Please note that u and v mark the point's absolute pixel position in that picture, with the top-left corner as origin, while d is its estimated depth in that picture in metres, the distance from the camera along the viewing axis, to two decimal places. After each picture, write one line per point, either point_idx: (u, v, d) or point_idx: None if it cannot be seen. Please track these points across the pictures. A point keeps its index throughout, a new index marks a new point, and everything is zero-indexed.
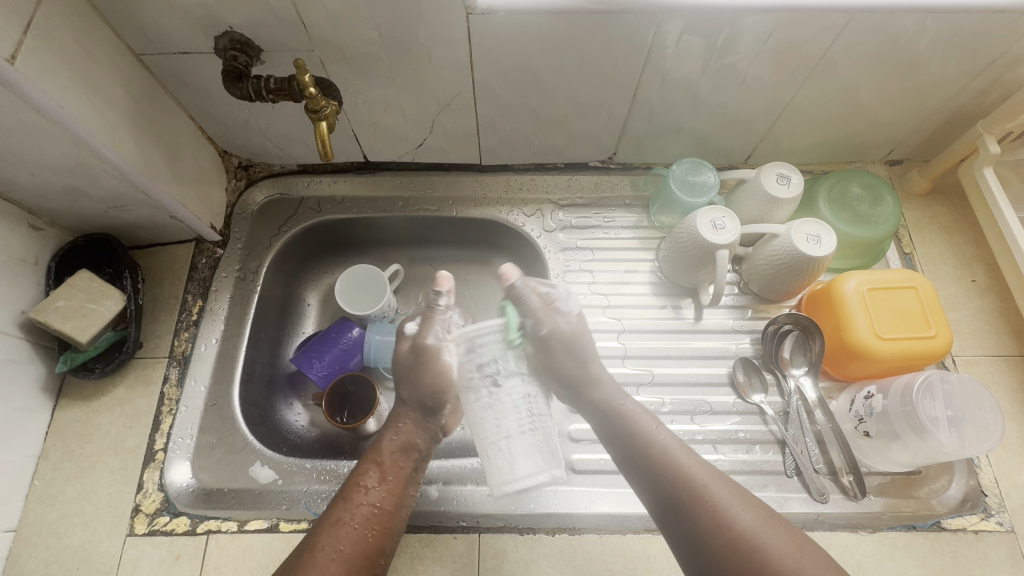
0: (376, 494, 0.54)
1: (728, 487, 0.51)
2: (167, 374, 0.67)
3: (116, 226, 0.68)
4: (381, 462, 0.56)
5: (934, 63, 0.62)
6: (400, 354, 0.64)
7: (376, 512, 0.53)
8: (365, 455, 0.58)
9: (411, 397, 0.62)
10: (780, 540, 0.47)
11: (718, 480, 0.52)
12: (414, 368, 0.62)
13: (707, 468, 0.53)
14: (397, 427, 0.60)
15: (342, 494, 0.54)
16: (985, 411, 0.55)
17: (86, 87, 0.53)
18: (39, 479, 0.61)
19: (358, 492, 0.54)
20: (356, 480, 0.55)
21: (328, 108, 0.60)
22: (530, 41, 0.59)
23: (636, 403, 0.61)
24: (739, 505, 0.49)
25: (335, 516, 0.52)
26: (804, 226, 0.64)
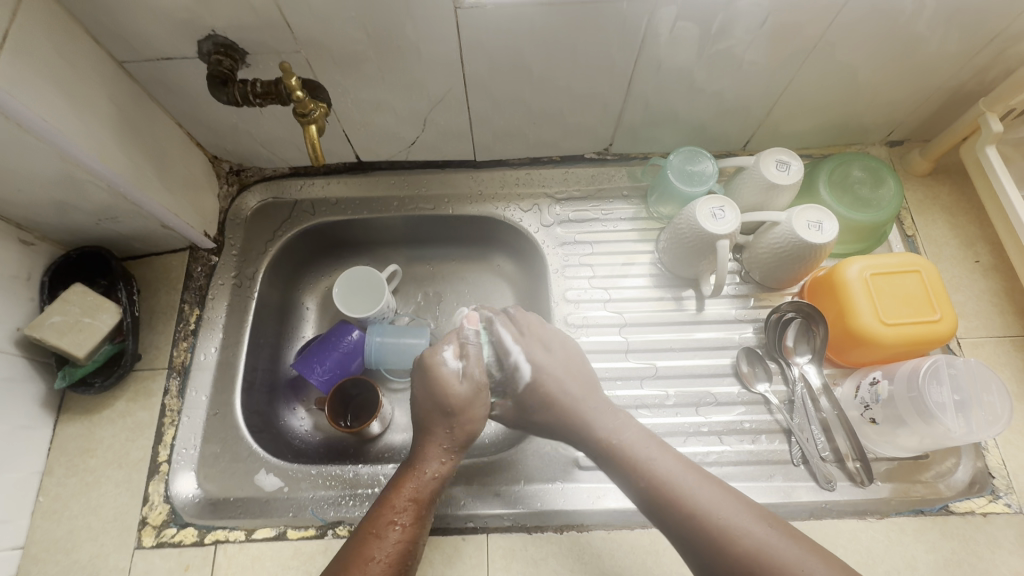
0: (410, 531, 0.53)
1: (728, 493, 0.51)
2: (167, 385, 0.67)
3: (108, 237, 0.67)
4: (418, 496, 0.55)
5: (934, 41, 0.61)
6: (451, 392, 0.59)
7: (407, 548, 0.52)
8: (400, 486, 0.55)
9: (461, 431, 0.59)
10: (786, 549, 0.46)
11: (723, 495, 0.50)
12: (466, 404, 0.59)
13: (675, 457, 0.54)
14: (438, 463, 0.57)
15: (372, 531, 0.52)
16: (993, 395, 0.55)
17: (69, 98, 0.52)
18: (44, 495, 0.61)
19: (391, 529, 0.52)
20: (389, 516, 0.53)
21: (316, 111, 0.58)
22: (520, 34, 0.58)
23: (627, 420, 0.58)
24: (749, 521, 0.48)
25: (367, 554, 0.51)
26: (805, 213, 0.63)
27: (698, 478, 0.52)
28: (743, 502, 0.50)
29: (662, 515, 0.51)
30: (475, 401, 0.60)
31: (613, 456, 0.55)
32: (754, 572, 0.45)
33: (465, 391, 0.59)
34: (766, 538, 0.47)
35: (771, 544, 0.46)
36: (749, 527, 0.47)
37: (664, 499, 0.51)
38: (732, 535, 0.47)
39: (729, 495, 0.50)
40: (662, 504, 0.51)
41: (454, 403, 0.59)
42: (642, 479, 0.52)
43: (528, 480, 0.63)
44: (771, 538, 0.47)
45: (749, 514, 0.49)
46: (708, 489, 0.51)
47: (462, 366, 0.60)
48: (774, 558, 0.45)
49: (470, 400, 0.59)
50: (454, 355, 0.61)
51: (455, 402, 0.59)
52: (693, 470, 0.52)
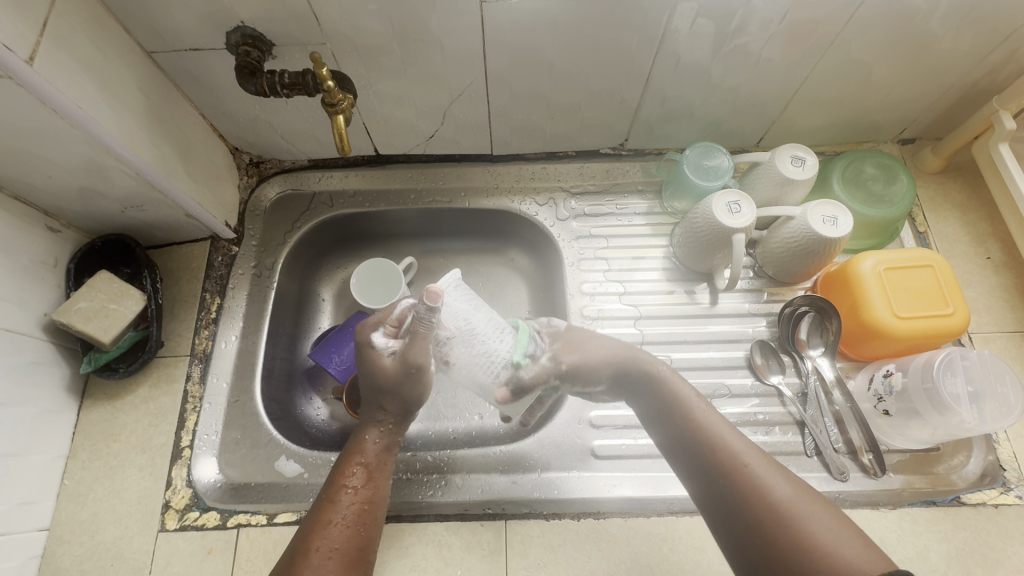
0: (363, 492, 0.54)
1: (765, 457, 0.50)
2: (189, 372, 0.68)
3: (132, 226, 0.68)
4: (366, 461, 0.56)
5: (949, 39, 0.62)
6: (381, 368, 0.58)
7: (365, 509, 0.53)
8: (347, 454, 0.57)
9: (393, 406, 0.59)
10: (822, 521, 0.44)
11: (758, 452, 0.51)
12: (399, 382, 0.58)
13: (717, 412, 0.54)
14: (379, 425, 0.59)
15: (328, 498, 0.53)
16: (1005, 385, 0.56)
17: (101, 87, 0.53)
18: (69, 478, 0.62)
19: (345, 494, 0.53)
20: (340, 481, 0.54)
21: (344, 102, 0.59)
22: (543, 29, 0.59)
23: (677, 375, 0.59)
24: (779, 478, 0.48)
25: (324, 518, 0.51)
26: (820, 207, 0.64)
27: (739, 441, 0.51)
28: (774, 463, 0.49)
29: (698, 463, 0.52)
30: (406, 381, 0.58)
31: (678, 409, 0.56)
32: (782, 529, 0.45)
33: (393, 366, 0.58)
34: (789, 494, 0.46)
35: (798, 502, 0.46)
36: (775, 480, 0.48)
37: (707, 449, 0.52)
38: (764, 483, 0.47)
39: (774, 467, 0.49)
40: (704, 454, 0.51)
41: (385, 380, 0.58)
42: (681, 423, 0.55)
43: (545, 469, 0.64)
44: (794, 496, 0.46)
45: (775, 471, 0.49)
46: (745, 443, 0.51)
47: (391, 345, 0.59)
48: (800, 516, 0.45)
49: (401, 379, 0.58)
50: (386, 334, 0.60)
51: (386, 380, 0.58)
52: (738, 434, 0.52)
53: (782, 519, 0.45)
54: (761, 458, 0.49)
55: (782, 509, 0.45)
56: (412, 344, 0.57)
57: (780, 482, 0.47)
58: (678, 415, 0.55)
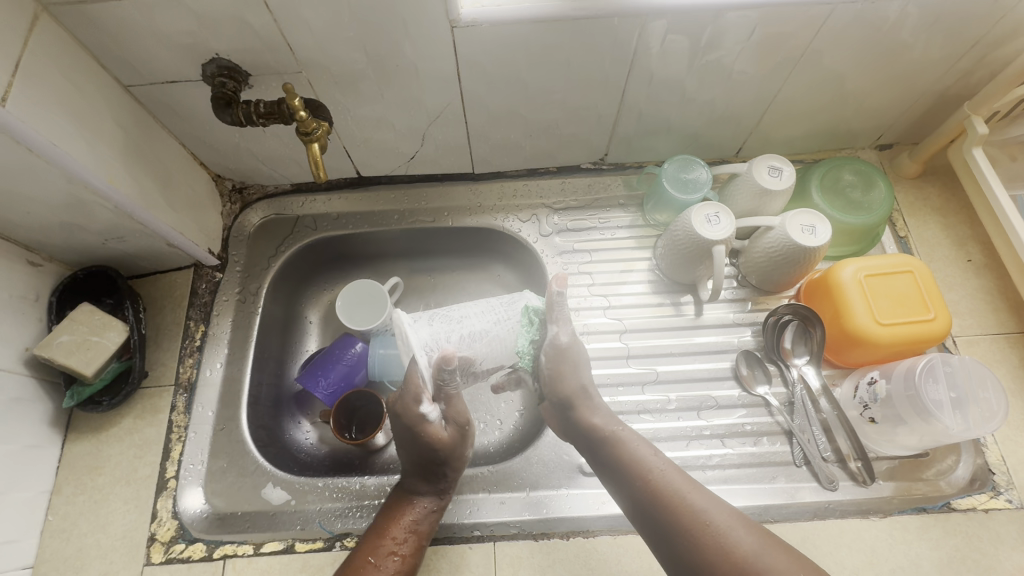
0: (407, 561, 0.56)
1: (728, 510, 0.52)
2: (174, 401, 0.67)
3: (114, 257, 0.68)
4: (416, 528, 0.58)
5: (919, 47, 0.62)
6: (439, 439, 0.61)
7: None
8: (395, 516, 0.59)
9: (454, 471, 0.62)
10: (780, 560, 0.47)
11: (715, 503, 0.53)
12: (456, 445, 0.62)
13: (667, 462, 0.57)
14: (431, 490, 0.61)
15: (370, 561, 0.55)
16: (988, 391, 0.56)
17: (77, 123, 0.53)
18: (53, 514, 0.61)
19: (390, 559, 0.56)
20: (385, 546, 0.56)
21: (319, 130, 0.60)
22: (516, 51, 0.59)
23: (630, 430, 0.60)
24: (740, 530, 0.50)
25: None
26: (799, 217, 0.64)
27: (696, 494, 0.53)
28: (734, 514, 0.51)
29: (650, 513, 0.53)
30: (463, 440, 0.63)
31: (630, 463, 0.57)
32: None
33: (449, 434, 0.62)
34: (754, 545, 0.49)
35: (763, 555, 0.48)
36: (741, 531, 0.50)
37: (660, 502, 0.53)
38: (726, 536, 0.49)
39: (732, 515, 0.51)
40: (657, 507, 0.53)
41: (441, 450, 0.61)
42: (633, 472, 0.56)
43: (533, 488, 0.64)
44: (760, 547, 0.48)
45: (736, 521, 0.51)
46: (699, 493, 0.53)
47: (442, 413, 0.63)
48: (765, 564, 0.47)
49: (455, 440, 0.62)
50: (432, 404, 0.62)
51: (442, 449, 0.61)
52: (700, 491, 0.54)
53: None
54: (723, 513, 0.51)
55: (753, 566, 0.47)
56: (452, 405, 0.63)
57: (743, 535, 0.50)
58: (634, 467, 0.56)
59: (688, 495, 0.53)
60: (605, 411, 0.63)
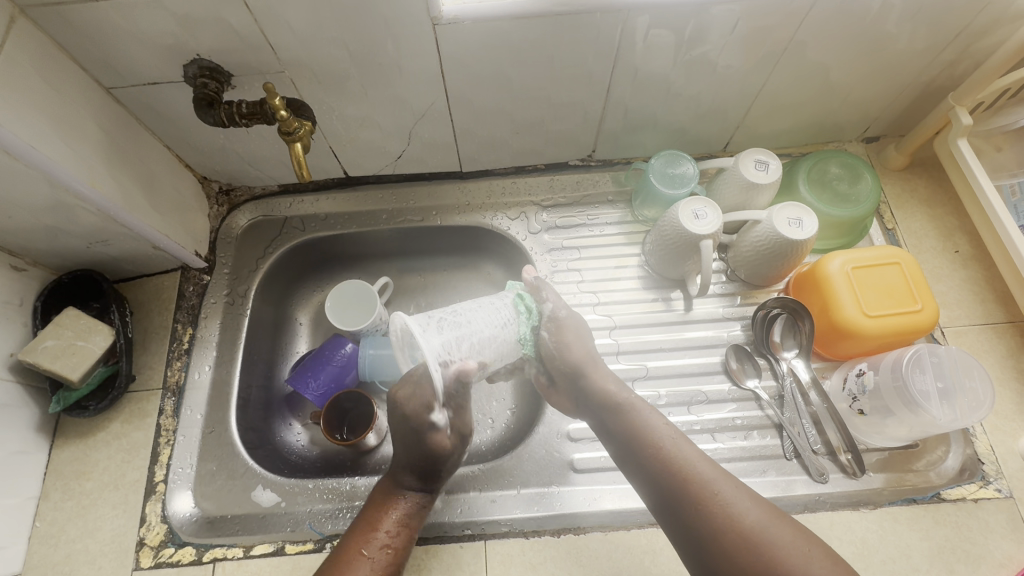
0: (381, 567, 0.52)
1: (733, 482, 0.50)
2: (162, 405, 0.67)
3: (100, 261, 0.68)
4: (391, 533, 0.55)
5: (902, 38, 0.62)
6: (441, 448, 0.58)
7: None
8: (373, 517, 0.55)
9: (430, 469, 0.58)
10: (786, 535, 0.46)
11: (726, 478, 0.50)
12: (453, 454, 0.59)
13: (678, 435, 0.55)
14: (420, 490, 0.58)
15: (343, 563, 0.52)
16: (975, 381, 0.56)
17: (57, 126, 0.53)
18: (41, 520, 0.61)
19: (363, 563, 0.52)
20: (367, 541, 0.54)
21: (301, 129, 0.60)
22: (500, 47, 0.59)
23: (634, 396, 0.59)
24: (747, 503, 0.48)
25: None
26: (785, 210, 0.64)
27: (702, 463, 0.51)
28: (741, 486, 0.50)
29: (660, 484, 0.51)
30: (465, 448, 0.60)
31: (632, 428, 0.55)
32: (746, 549, 0.45)
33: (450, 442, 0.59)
34: (759, 517, 0.47)
35: (769, 528, 0.46)
36: (746, 504, 0.48)
37: (669, 474, 0.51)
38: (729, 508, 0.48)
39: (737, 486, 0.49)
40: (666, 478, 0.51)
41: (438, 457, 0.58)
42: (640, 445, 0.54)
43: (524, 485, 0.64)
44: (766, 521, 0.47)
45: (742, 493, 0.49)
46: (709, 466, 0.51)
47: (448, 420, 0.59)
48: (770, 538, 0.45)
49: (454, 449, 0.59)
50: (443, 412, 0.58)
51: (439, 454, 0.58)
52: (706, 461, 0.52)
53: (754, 549, 0.45)
54: (728, 484, 0.49)
55: (756, 539, 0.45)
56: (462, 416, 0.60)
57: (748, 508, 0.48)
58: (637, 433, 0.55)
59: (699, 468, 0.51)
60: (617, 382, 0.61)
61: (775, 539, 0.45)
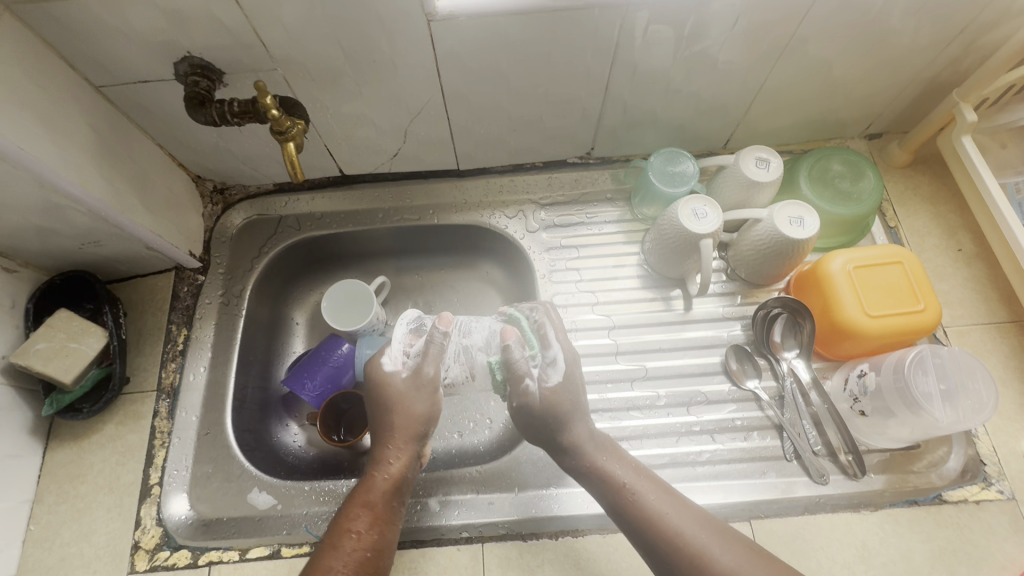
0: (366, 539, 0.52)
1: (708, 526, 0.51)
2: (157, 407, 0.67)
3: (92, 262, 0.67)
4: (373, 503, 0.55)
5: (906, 33, 0.61)
6: (407, 407, 0.60)
7: (367, 557, 0.52)
8: (354, 495, 0.56)
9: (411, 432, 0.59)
10: None
11: (699, 522, 0.51)
12: (409, 395, 0.60)
13: (650, 480, 0.55)
14: (389, 465, 0.57)
15: (329, 543, 0.52)
16: (978, 382, 0.55)
17: (45, 126, 0.52)
18: (35, 523, 0.60)
19: (347, 538, 0.52)
20: (345, 525, 0.53)
21: (294, 128, 0.59)
22: (495, 44, 0.58)
23: (616, 452, 0.58)
24: (721, 546, 0.49)
25: (323, 567, 0.50)
26: (786, 209, 0.63)
27: (675, 509, 0.52)
28: (715, 529, 0.50)
29: (637, 531, 0.51)
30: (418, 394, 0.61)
31: (616, 487, 0.54)
32: None
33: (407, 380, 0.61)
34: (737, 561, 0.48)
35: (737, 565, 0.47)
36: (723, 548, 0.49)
37: (644, 522, 0.51)
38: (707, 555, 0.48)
39: (711, 531, 0.50)
40: (643, 527, 0.51)
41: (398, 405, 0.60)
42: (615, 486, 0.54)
43: (522, 488, 0.63)
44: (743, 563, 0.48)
45: (717, 538, 0.50)
46: (681, 508, 0.52)
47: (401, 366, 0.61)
48: None
49: (413, 391, 0.61)
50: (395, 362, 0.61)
51: (399, 402, 0.60)
52: (678, 505, 0.52)
53: None
54: (704, 529, 0.50)
55: None
56: (424, 362, 0.61)
57: (725, 551, 0.49)
58: (618, 487, 0.54)
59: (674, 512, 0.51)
60: (594, 432, 0.59)
61: None
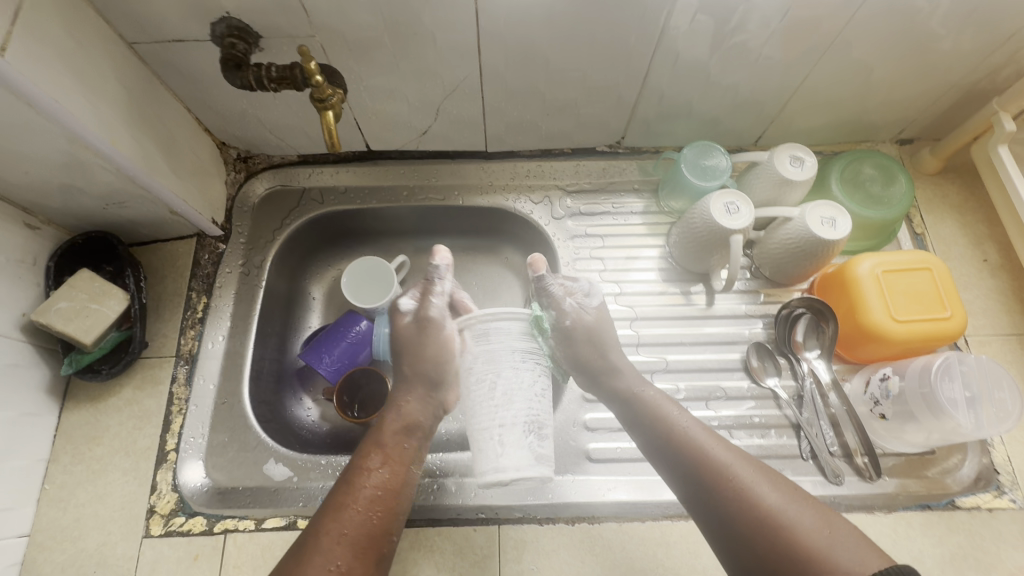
0: (383, 479, 0.54)
1: (752, 465, 0.52)
2: (174, 373, 0.66)
3: (114, 223, 0.66)
4: (388, 445, 0.57)
5: (952, 38, 0.61)
6: (400, 329, 0.68)
7: (382, 494, 0.53)
8: (370, 435, 0.58)
9: (421, 372, 0.63)
10: (808, 518, 0.47)
11: (745, 460, 0.53)
12: (418, 343, 0.65)
13: (695, 421, 0.58)
14: (402, 407, 0.61)
15: (348, 479, 0.54)
16: (1002, 391, 0.56)
17: (79, 79, 0.50)
18: (50, 483, 0.60)
19: (368, 478, 0.54)
20: (361, 464, 0.55)
21: (334, 97, 0.58)
22: (539, 23, 0.57)
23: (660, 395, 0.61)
24: (766, 485, 0.50)
25: (342, 504, 0.52)
26: (819, 208, 0.63)
27: (726, 450, 0.54)
28: (760, 469, 0.52)
29: (687, 472, 0.54)
30: (427, 336, 0.65)
31: (660, 423, 0.58)
32: (773, 532, 0.47)
33: (439, 334, 0.65)
34: (782, 503, 0.49)
35: (790, 509, 0.48)
36: (767, 486, 0.50)
37: (690, 456, 0.54)
38: (752, 491, 0.50)
39: (752, 465, 0.52)
40: (689, 462, 0.54)
41: (405, 344, 0.66)
42: (663, 430, 0.57)
43: None
44: (784, 503, 0.49)
45: (760, 476, 0.51)
46: (728, 450, 0.54)
47: (413, 308, 0.68)
48: (790, 516, 0.47)
49: (413, 336, 0.66)
50: (412, 298, 0.69)
51: (404, 340, 0.66)
52: (723, 444, 0.55)
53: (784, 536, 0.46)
54: (747, 465, 0.52)
55: (780, 522, 0.47)
56: (425, 304, 0.68)
57: (770, 490, 0.50)
58: (660, 428, 0.57)
59: (724, 453, 0.53)
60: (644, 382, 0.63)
61: (791, 518, 0.47)
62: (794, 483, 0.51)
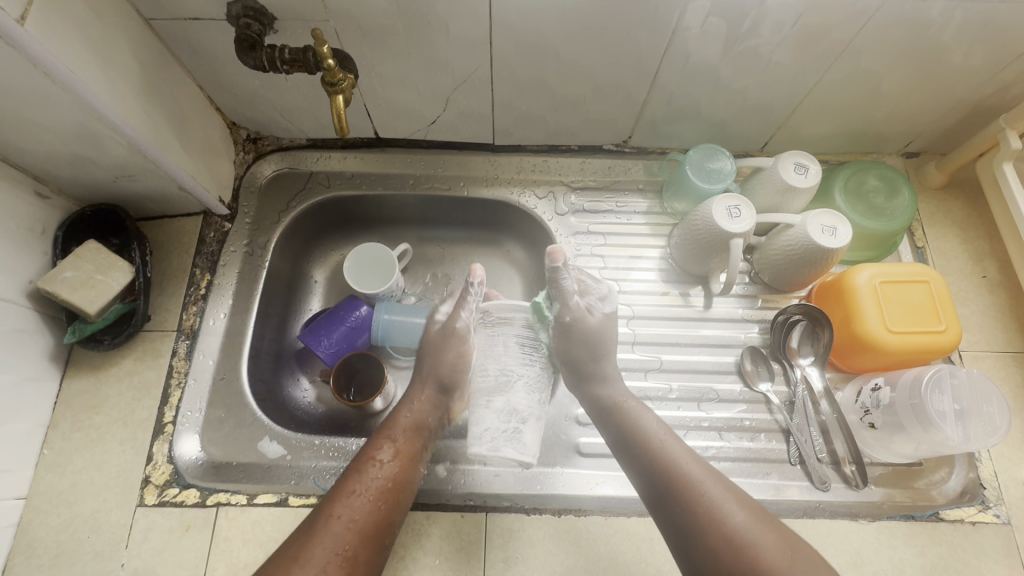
0: (392, 471, 0.57)
1: (727, 488, 0.54)
2: (175, 347, 0.67)
3: (122, 196, 0.67)
4: (398, 439, 0.60)
5: (963, 53, 0.61)
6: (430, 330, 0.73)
7: (388, 486, 0.56)
8: (383, 428, 0.61)
9: (437, 377, 0.67)
10: (773, 540, 0.49)
11: (717, 481, 0.55)
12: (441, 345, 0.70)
13: (678, 441, 0.60)
14: (413, 404, 0.64)
15: (356, 467, 0.57)
16: (992, 406, 0.56)
17: (95, 51, 0.51)
18: (49, 448, 0.61)
19: (372, 467, 0.56)
20: (371, 454, 0.58)
21: (345, 82, 0.58)
22: (551, 18, 0.57)
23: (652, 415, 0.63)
24: (734, 505, 0.52)
25: (347, 490, 0.54)
26: (821, 216, 0.63)
27: (700, 470, 0.56)
28: (734, 492, 0.54)
29: (661, 488, 0.56)
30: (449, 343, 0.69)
31: (644, 443, 0.60)
32: (739, 554, 0.49)
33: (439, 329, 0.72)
34: (747, 524, 0.51)
35: (756, 530, 0.50)
36: (734, 508, 0.52)
37: (664, 473, 0.56)
38: (721, 511, 0.52)
39: (728, 490, 0.54)
40: (662, 478, 0.56)
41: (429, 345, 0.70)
42: (644, 449, 0.59)
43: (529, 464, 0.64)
44: (749, 524, 0.51)
45: (731, 499, 0.53)
46: (704, 470, 0.56)
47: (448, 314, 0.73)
48: (753, 539, 0.49)
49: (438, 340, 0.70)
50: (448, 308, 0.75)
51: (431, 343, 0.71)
52: (701, 466, 0.57)
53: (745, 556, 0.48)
54: (720, 487, 0.54)
55: (743, 542, 0.49)
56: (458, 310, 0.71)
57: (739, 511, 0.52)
58: (643, 445, 0.60)
59: (700, 472, 0.56)
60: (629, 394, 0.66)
61: (755, 536, 0.50)
62: (757, 502, 0.54)
